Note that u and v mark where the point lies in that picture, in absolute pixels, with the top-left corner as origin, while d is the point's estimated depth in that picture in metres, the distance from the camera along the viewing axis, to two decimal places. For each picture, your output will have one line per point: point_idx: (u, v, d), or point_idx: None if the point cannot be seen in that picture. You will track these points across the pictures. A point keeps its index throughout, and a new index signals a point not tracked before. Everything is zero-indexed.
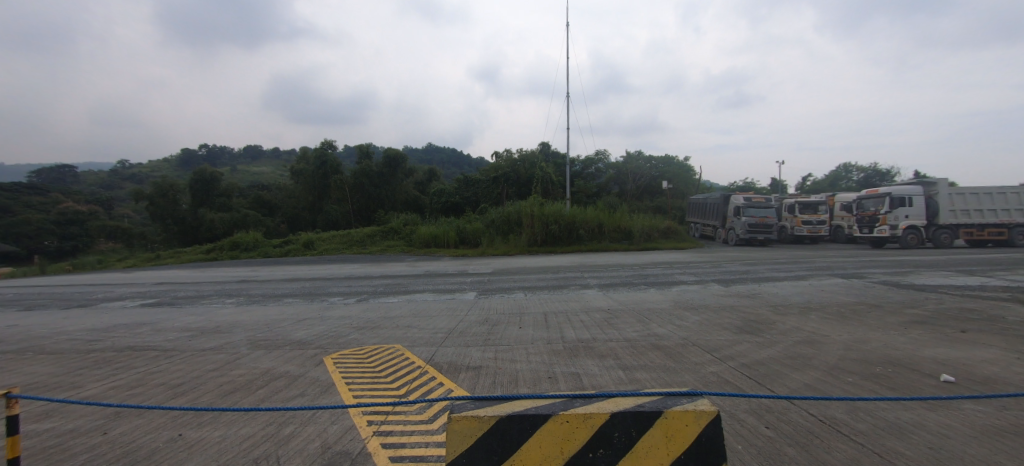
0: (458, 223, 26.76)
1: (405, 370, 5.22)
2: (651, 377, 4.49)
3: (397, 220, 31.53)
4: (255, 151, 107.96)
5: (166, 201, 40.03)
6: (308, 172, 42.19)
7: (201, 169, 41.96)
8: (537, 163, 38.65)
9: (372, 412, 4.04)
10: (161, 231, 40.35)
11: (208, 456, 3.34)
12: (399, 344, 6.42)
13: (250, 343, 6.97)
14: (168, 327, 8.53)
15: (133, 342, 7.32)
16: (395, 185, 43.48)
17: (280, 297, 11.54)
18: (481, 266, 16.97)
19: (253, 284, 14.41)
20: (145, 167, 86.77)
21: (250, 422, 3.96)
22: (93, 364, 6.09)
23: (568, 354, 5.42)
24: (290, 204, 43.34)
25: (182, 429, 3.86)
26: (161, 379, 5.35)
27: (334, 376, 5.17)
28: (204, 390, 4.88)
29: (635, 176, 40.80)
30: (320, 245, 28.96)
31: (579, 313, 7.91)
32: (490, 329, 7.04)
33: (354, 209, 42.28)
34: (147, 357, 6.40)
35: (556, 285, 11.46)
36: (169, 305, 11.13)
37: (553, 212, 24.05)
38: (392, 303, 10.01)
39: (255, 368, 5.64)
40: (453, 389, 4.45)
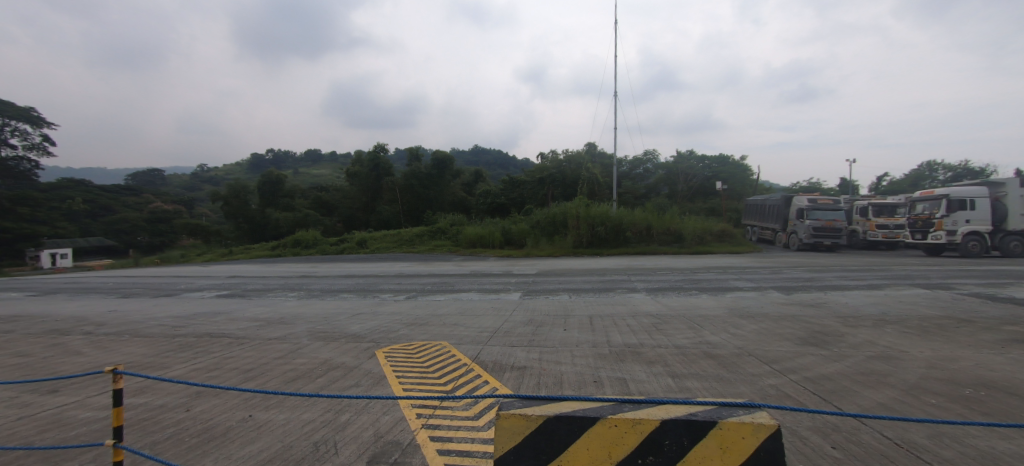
0: (504, 225, 27.03)
1: (452, 367, 5.36)
2: (703, 386, 4.31)
3: (444, 220, 32.35)
4: (316, 155, 115.11)
5: (239, 201, 43.71)
6: (363, 175, 44.41)
7: (269, 172, 45.54)
8: (583, 163, 38.14)
9: (421, 405, 4.18)
10: (234, 229, 44.08)
11: (275, 437, 3.61)
12: (446, 341, 6.59)
13: (310, 334, 7.45)
14: (238, 317, 9.31)
15: (211, 329, 8.07)
16: (443, 186, 44.59)
17: (337, 292, 12.23)
18: (526, 267, 17.00)
19: (312, 279, 15.35)
20: (222, 171, 95.22)
21: (311, 408, 4.24)
22: (178, 347, 6.80)
23: (614, 359, 5.32)
24: (346, 204, 45.73)
25: (252, 411, 4.20)
26: (234, 364, 5.87)
27: (385, 369, 5.40)
28: (272, 376, 5.29)
29: (688, 176, 39.09)
30: (373, 243, 30.39)
31: (626, 317, 7.72)
32: (535, 330, 7.06)
33: (404, 209, 43.83)
34: (223, 343, 7.05)
35: (603, 287, 11.25)
36: (240, 297, 12.14)
37: (600, 214, 23.58)
38: (440, 301, 10.29)
39: (315, 357, 6.02)
40: (498, 388, 4.51)
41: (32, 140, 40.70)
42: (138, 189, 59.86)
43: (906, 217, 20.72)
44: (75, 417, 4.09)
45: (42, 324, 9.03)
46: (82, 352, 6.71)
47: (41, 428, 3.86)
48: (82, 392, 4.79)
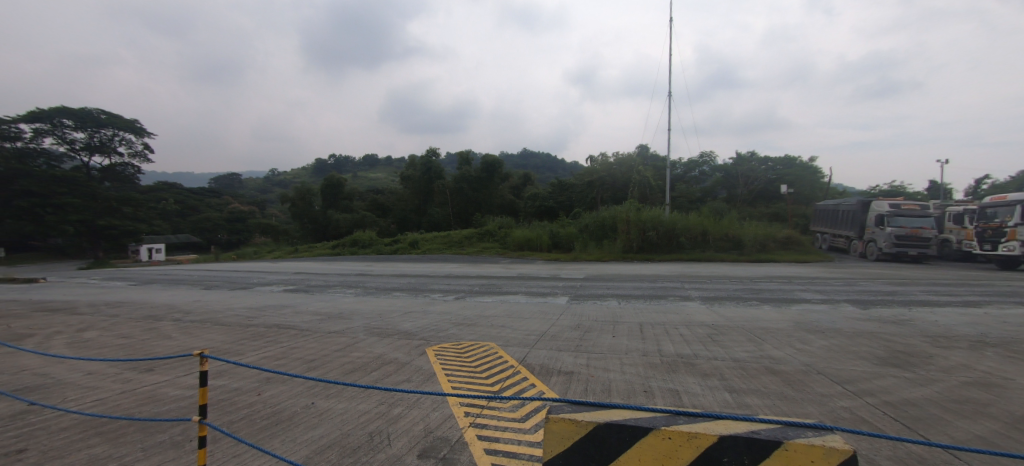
0: (551, 228, 27.13)
1: (499, 368, 5.42)
2: (764, 403, 4.04)
3: (492, 223, 32.83)
4: (373, 160, 121.23)
5: (304, 203, 46.99)
6: (416, 178, 46.12)
7: (331, 176, 48.63)
8: (635, 165, 37.06)
9: (468, 404, 4.26)
10: (300, 228, 47.45)
11: (333, 425, 3.84)
12: (494, 342, 6.67)
13: (366, 329, 7.84)
14: (302, 310, 9.99)
15: (279, 321, 8.74)
16: (492, 189, 45.14)
17: (390, 291, 12.77)
18: (574, 271, 16.78)
19: (369, 278, 16.14)
20: (290, 175, 102.93)
21: (366, 400, 4.46)
22: (251, 336, 7.43)
23: (666, 369, 5.12)
24: (400, 206, 47.64)
25: (314, 398, 4.50)
26: (298, 354, 6.31)
27: (435, 366, 5.57)
28: (332, 367, 5.63)
29: (749, 179, 36.79)
30: (424, 244, 31.43)
31: (678, 326, 7.40)
32: (583, 334, 6.97)
33: (455, 212, 44.88)
34: (289, 334, 7.60)
35: (654, 294, 10.86)
36: (304, 292, 13.04)
37: (651, 218, 22.77)
38: (487, 302, 10.42)
39: (370, 352, 6.33)
40: (545, 391, 4.50)
41: (136, 148, 46.26)
42: (220, 192, 66.07)
43: (979, 224, 18.66)
44: (167, 393, 4.60)
45: (140, 310, 10.21)
46: (173, 336, 7.52)
47: (139, 402, 4.37)
48: (172, 372, 5.36)
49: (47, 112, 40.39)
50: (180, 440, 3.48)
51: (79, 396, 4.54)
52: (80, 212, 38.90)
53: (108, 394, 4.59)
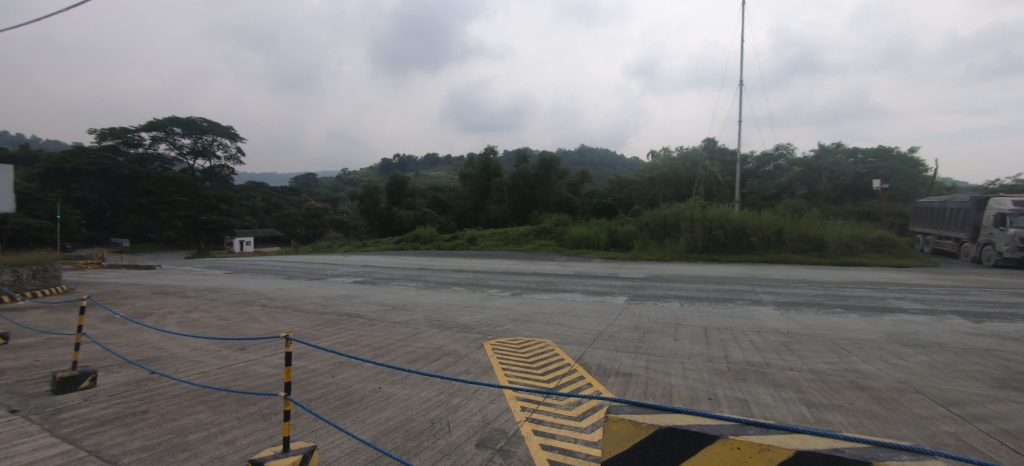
0: (610, 226, 26.74)
1: (556, 366, 5.40)
2: (848, 421, 3.67)
3: (549, 220, 32.77)
4: (434, 159, 126.02)
5: (371, 200, 49.99)
6: (474, 176, 47.24)
7: (396, 174, 51.26)
8: (701, 161, 35.09)
9: (525, 398, 4.31)
10: (368, 224, 50.53)
11: (397, 410, 4.06)
12: (550, 339, 6.67)
13: (427, 321, 8.19)
14: (369, 301, 10.65)
15: (349, 310, 9.38)
16: (549, 186, 44.88)
17: (449, 285, 13.19)
18: (633, 271, 16.29)
19: (429, 272, 16.80)
20: (360, 174, 109.89)
21: (428, 388, 4.67)
22: (325, 322, 8.05)
23: (733, 377, 4.83)
24: (459, 204, 48.99)
25: (380, 384, 4.78)
26: (367, 341, 6.74)
27: (492, 360, 5.69)
28: (397, 355, 5.96)
29: (833, 174, 33.21)
30: (482, 241, 32.06)
31: (748, 332, 6.93)
32: (643, 336, 6.75)
33: (512, 209, 45.27)
34: (358, 322, 8.14)
35: (720, 297, 10.25)
36: (371, 284, 13.86)
37: (718, 216, 21.47)
38: (543, 300, 10.42)
39: (430, 343, 6.60)
40: (602, 391, 4.43)
41: (231, 152, 51.79)
42: (299, 190, 72.46)
43: None
44: (256, 370, 5.13)
45: (234, 295, 11.46)
46: (260, 319, 8.35)
47: (234, 376, 4.92)
48: (260, 351, 5.96)
49: (162, 122, 46.33)
50: (267, 412, 3.87)
51: (188, 368, 5.20)
52: (187, 209, 44.49)
53: (209, 368, 5.21)
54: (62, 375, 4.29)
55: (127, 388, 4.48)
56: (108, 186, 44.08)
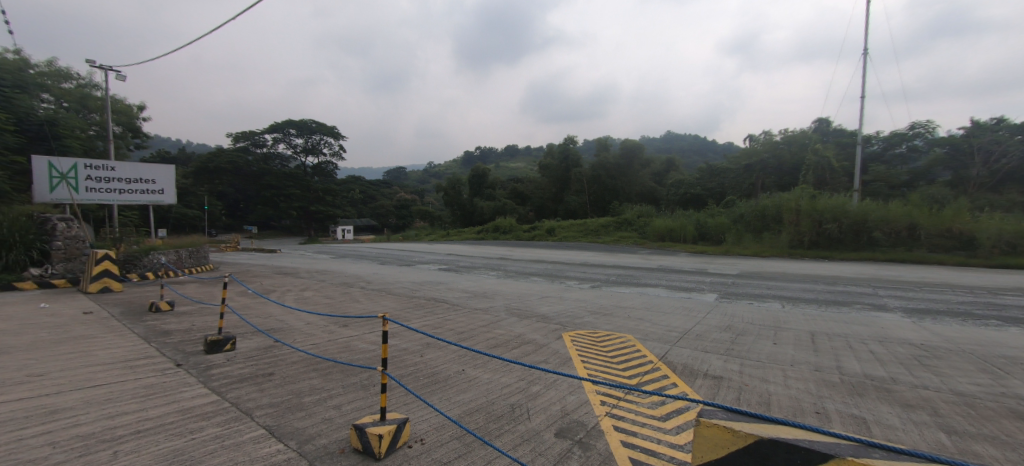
0: (698, 218, 25.11)
1: (638, 362, 5.21)
2: (1006, 456, 3.04)
3: (631, 212, 31.56)
4: (514, 150, 127.84)
5: (455, 192, 52.57)
6: (554, 167, 47.17)
7: (477, 167, 53.10)
8: (811, 145, 31.14)
9: (605, 393, 4.23)
10: (452, 215, 53.21)
11: (480, 392, 4.25)
12: (632, 335, 6.46)
13: (507, 309, 8.40)
14: (453, 287, 11.22)
15: (436, 295, 9.97)
16: (632, 176, 43.11)
17: (529, 275, 13.36)
18: (724, 266, 15.11)
19: (509, 262, 17.17)
20: (444, 167, 115.41)
21: (508, 374, 4.80)
22: (415, 306, 8.65)
23: (848, 391, 4.27)
24: (538, 194, 49.08)
25: (463, 366, 5.02)
26: (452, 325, 7.12)
27: (571, 351, 5.68)
28: (479, 340, 6.22)
29: (990, 155, 26.71)
30: (560, 232, 31.95)
31: (867, 341, 6.05)
32: (736, 337, 6.25)
33: (591, 200, 44.18)
34: (443, 307, 8.63)
35: (832, 300, 9.05)
36: (455, 271, 14.57)
37: (829, 207, 18.93)
38: (625, 293, 10.09)
39: (510, 330, 6.77)
40: (688, 393, 4.19)
41: (335, 149, 57.40)
42: (390, 183, 78.61)
43: None
44: (357, 345, 5.69)
45: (338, 277, 12.80)
46: (360, 300, 9.24)
47: (340, 349, 5.52)
48: (361, 329, 6.61)
49: (281, 124, 52.69)
50: (366, 384, 4.28)
51: (303, 339, 5.95)
52: (300, 200, 50.50)
53: (320, 340, 5.90)
54: (211, 338, 5.16)
55: (257, 352, 5.27)
56: (241, 181, 51.55)
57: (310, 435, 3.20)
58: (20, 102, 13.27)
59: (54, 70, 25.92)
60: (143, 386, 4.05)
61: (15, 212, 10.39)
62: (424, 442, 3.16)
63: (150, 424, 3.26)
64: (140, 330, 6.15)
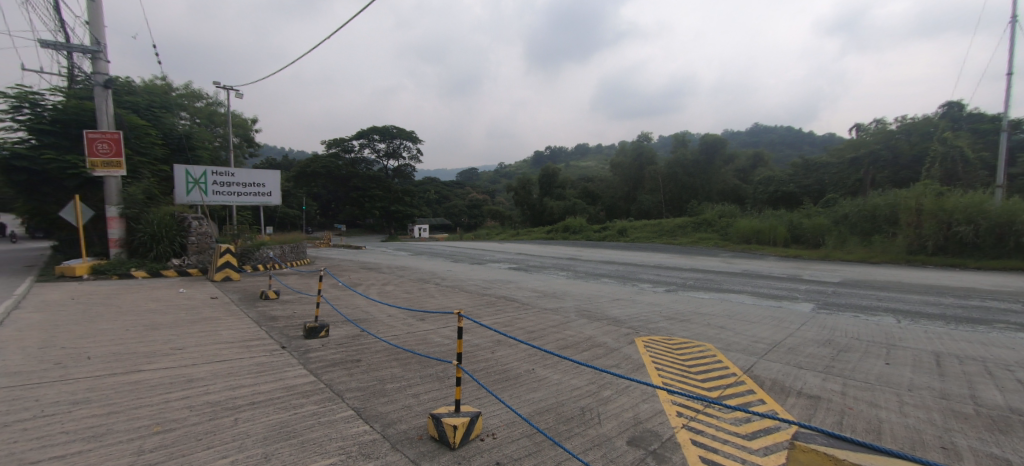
0: (790, 219, 22.82)
1: (719, 374, 4.86)
2: None
3: (711, 211, 29.56)
4: (585, 149, 126.27)
5: (524, 192, 53.59)
6: (626, 165, 45.65)
7: (547, 167, 53.39)
8: (936, 134, 26.68)
9: (682, 404, 4.00)
10: (522, 214, 54.20)
11: (550, 392, 4.26)
12: (713, 344, 6.04)
13: (578, 311, 8.30)
14: (523, 286, 11.34)
15: (506, 294, 10.15)
16: (712, 173, 40.26)
17: (600, 277, 13.06)
18: (822, 273, 13.52)
19: (579, 262, 16.95)
20: (514, 167, 117.03)
21: (578, 376, 4.75)
22: (487, 304, 8.87)
23: (985, 426, 3.61)
24: (609, 193, 47.74)
25: (533, 365, 5.07)
26: (522, 324, 7.21)
27: (644, 357, 5.46)
28: (549, 340, 6.22)
29: None
30: (633, 232, 30.86)
31: (1013, 369, 5.04)
32: (837, 354, 5.57)
33: (666, 199, 42.01)
34: (514, 306, 8.76)
35: (964, 317, 7.66)
36: (524, 271, 14.72)
37: (959, 205, 16.11)
38: (703, 299, 9.47)
39: (580, 332, 6.69)
40: (779, 412, 3.83)
41: (414, 153, 60.70)
42: (464, 184, 81.55)
43: None
44: (433, 339, 6.00)
45: (416, 274, 13.57)
46: (435, 296, 9.71)
47: (417, 342, 5.84)
48: (436, 323, 6.95)
49: (366, 131, 56.78)
50: (442, 376, 4.49)
51: (386, 331, 6.41)
52: (382, 200, 54.29)
53: (400, 332, 6.32)
54: (309, 325, 5.75)
55: (347, 339, 5.78)
56: (332, 184, 56.61)
57: (392, 420, 3.44)
58: (165, 120, 15.78)
59: (189, 92, 30.49)
60: (255, 364, 4.64)
61: (161, 212, 12.42)
62: (495, 437, 3.24)
63: (261, 397, 3.73)
64: (253, 315, 7.04)
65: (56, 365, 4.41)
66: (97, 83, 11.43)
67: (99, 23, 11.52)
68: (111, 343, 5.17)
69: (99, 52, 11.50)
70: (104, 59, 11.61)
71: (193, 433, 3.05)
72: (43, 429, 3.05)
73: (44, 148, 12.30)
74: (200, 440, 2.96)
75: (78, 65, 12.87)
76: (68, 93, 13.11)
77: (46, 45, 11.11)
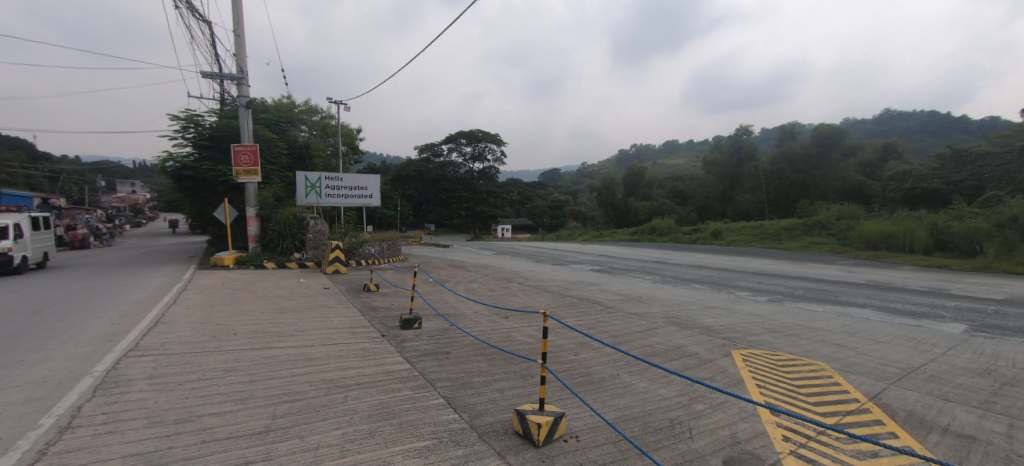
0: (932, 220, 19.25)
1: (836, 398, 4.27)
2: None
3: (825, 212, 26.08)
4: (674, 146, 119.76)
5: (608, 192, 52.47)
6: (721, 162, 42.30)
7: (633, 165, 51.67)
8: None
9: (789, 428, 3.59)
10: (605, 215, 53.02)
11: (636, 400, 4.11)
12: (828, 364, 5.32)
13: (666, 317, 7.87)
14: (606, 289, 11.06)
15: (589, 296, 10.00)
16: (828, 168, 35.34)
17: (691, 282, 12.24)
18: (977, 287, 11.15)
19: (667, 266, 16.06)
20: (598, 167, 114.55)
21: (667, 386, 4.51)
22: (569, 306, 8.80)
23: None
24: (701, 193, 44.52)
25: (618, 371, 4.92)
26: (606, 327, 7.03)
27: (743, 372, 4.98)
28: (634, 346, 6.00)
29: None
30: (729, 235, 28.39)
31: None
32: (1000, 388, 4.57)
33: (769, 199, 38.04)
34: (597, 308, 8.59)
35: None
36: (608, 273, 14.36)
37: None
38: (816, 312, 8.38)
39: (669, 340, 6.35)
40: (917, 449, 3.25)
41: (498, 155, 62.37)
42: (546, 185, 81.87)
43: None
44: (517, 337, 6.12)
45: (499, 272, 13.95)
46: (519, 295, 9.89)
47: (502, 338, 6.02)
48: (519, 322, 7.09)
49: (455, 135, 59.60)
50: (525, 374, 4.57)
51: (472, 326, 6.69)
52: (468, 202, 56.68)
53: (485, 328, 6.56)
54: (405, 316, 6.24)
55: (438, 332, 6.16)
56: (424, 186, 60.58)
57: (479, 412, 3.59)
58: (290, 133, 18.18)
59: (308, 107, 34.74)
60: (360, 349, 5.15)
61: (286, 212, 14.37)
62: (579, 440, 3.22)
63: (366, 379, 4.14)
64: (358, 305, 7.83)
65: (213, 337, 5.35)
66: (240, 104, 13.52)
67: (244, 54, 13.65)
68: (249, 323, 6.10)
69: (243, 78, 13.62)
70: (246, 84, 13.73)
71: (314, 405, 3.48)
72: (204, 389, 3.71)
73: (203, 160, 14.90)
74: (319, 411, 3.38)
75: (227, 90, 15.39)
76: (220, 114, 15.73)
77: (205, 76, 13.46)
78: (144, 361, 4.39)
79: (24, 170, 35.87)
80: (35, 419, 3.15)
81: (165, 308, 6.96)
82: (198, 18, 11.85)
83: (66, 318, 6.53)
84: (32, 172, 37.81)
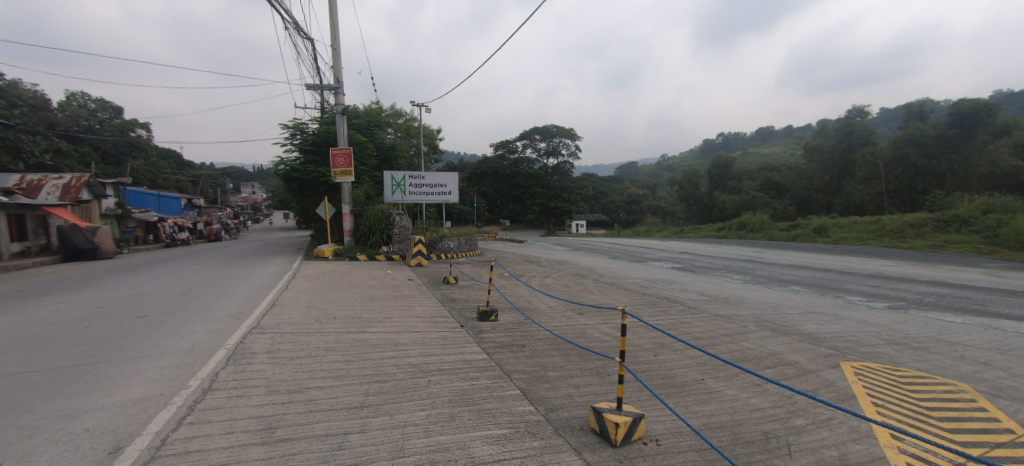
0: None
1: (982, 427, 3.58)
2: None
3: (966, 205, 21.90)
4: (768, 134, 108.93)
5: (690, 185, 50.27)
6: (826, 149, 37.59)
7: (719, 156, 48.16)
8: None
9: (917, 456, 3.09)
10: (686, 210, 51.15)
11: (723, 408, 3.82)
12: (968, 386, 4.48)
13: (759, 321, 7.19)
14: (688, 288, 10.43)
15: (669, 295, 9.52)
16: (969, 152, 29.51)
17: (789, 284, 11.06)
18: None
19: (760, 265, 14.66)
20: (679, 159, 107.77)
21: (760, 395, 4.13)
22: (649, 304, 8.44)
23: None
24: (801, 184, 40.07)
25: (703, 375, 4.62)
26: (689, 328, 6.65)
27: (856, 387, 4.38)
28: (721, 350, 5.57)
29: None
30: (836, 232, 25.12)
31: None
32: None
33: (888, 190, 33.16)
34: (678, 308, 8.15)
35: None
36: (690, 271, 13.54)
37: None
38: (952, 323, 7.10)
39: (762, 346, 5.79)
40: None
41: (573, 149, 61.43)
42: (622, 179, 79.16)
43: None
44: (592, 333, 6.03)
45: (573, 268, 13.84)
46: (595, 291, 9.71)
47: (577, 334, 5.97)
48: (596, 318, 6.96)
49: (529, 131, 59.75)
50: (602, 371, 4.47)
51: (548, 321, 6.72)
52: (542, 198, 57.03)
53: (560, 324, 6.54)
54: (482, 309, 6.45)
55: (513, 325, 6.28)
56: (499, 183, 61.77)
57: (554, 406, 3.59)
58: (378, 135, 19.62)
59: (393, 111, 37.20)
60: (441, 337, 5.44)
61: (376, 209, 15.60)
62: (659, 444, 3.08)
63: (447, 366, 4.36)
64: (439, 296, 8.27)
65: (317, 320, 6.00)
66: (336, 112, 14.87)
67: (340, 65, 14.98)
68: (345, 309, 6.75)
69: (339, 87, 14.96)
70: (341, 93, 15.06)
71: (400, 387, 3.74)
72: (310, 365, 4.18)
73: (307, 163, 16.70)
74: (406, 392, 3.63)
75: (326, 99, 17.04)
76: (321, 121, 17.49)
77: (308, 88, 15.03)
78: (263, 337, 5.06)
79: (174, 175, 42.98)
80: (186, 380, 3.78)
81: (278, 293, 7.96)
82: (302, 36, 13.20)
83: (203, 299, 7.73)
84: (180, 177, 45.17)
